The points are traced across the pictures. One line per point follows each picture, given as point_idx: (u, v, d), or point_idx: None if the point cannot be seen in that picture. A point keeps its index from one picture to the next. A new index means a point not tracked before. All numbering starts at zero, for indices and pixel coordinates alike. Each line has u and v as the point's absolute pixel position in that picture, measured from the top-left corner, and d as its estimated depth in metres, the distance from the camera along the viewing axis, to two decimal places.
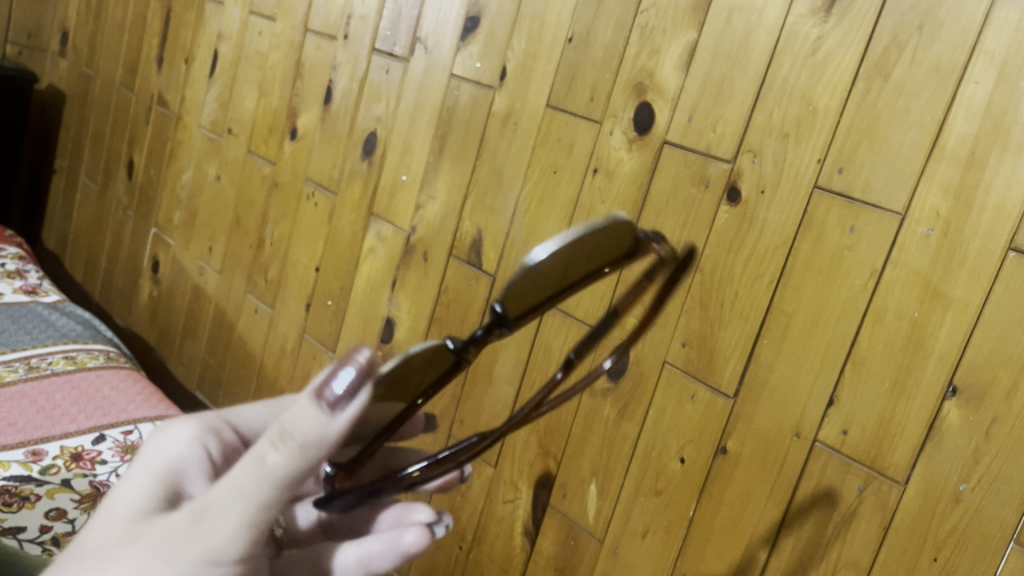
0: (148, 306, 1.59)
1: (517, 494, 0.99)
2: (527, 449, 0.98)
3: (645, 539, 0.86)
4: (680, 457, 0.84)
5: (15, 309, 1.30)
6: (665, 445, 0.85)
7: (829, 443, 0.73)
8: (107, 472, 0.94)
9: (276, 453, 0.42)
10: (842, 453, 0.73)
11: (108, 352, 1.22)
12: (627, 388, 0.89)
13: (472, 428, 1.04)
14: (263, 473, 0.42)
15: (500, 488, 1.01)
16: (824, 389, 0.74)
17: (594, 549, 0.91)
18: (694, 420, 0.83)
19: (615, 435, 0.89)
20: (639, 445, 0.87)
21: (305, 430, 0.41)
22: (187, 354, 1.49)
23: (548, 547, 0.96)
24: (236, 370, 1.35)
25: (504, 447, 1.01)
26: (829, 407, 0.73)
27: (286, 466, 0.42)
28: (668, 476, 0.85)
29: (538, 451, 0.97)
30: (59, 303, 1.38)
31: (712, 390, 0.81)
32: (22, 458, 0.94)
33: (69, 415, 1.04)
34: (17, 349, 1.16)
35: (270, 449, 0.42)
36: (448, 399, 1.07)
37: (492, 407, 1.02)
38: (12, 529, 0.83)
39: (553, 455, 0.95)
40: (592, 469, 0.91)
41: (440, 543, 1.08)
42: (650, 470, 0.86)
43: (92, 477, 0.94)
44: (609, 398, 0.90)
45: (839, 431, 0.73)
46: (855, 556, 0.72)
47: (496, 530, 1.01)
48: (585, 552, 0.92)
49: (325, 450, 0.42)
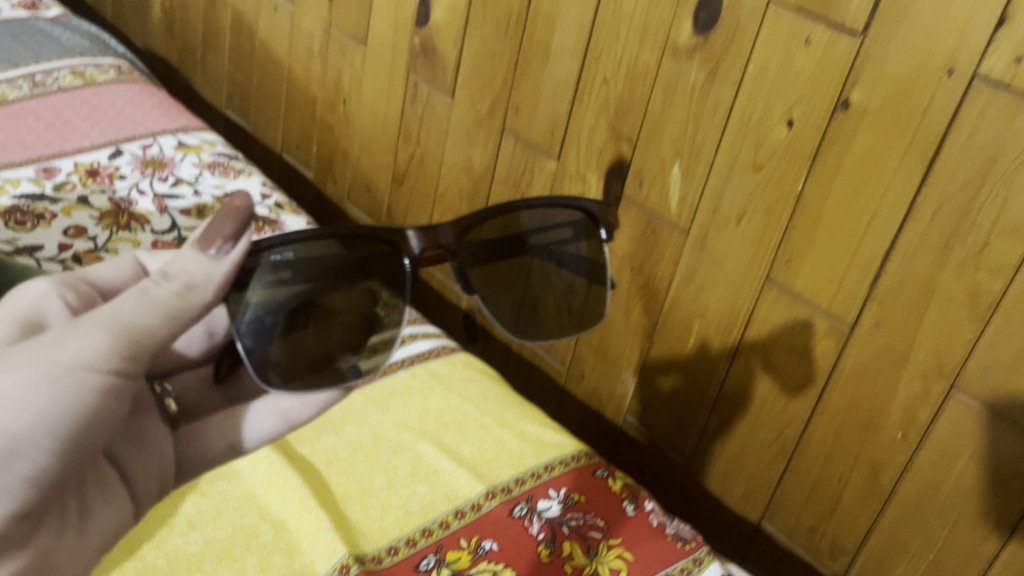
0: (163, 20, 1.41)
1: (584, 187, 0.85)
2: (594, 134, 0.82)
3: (741, 224, 0.73)
4: (786, 121, 0.67)
5: (13, 26, 1.20)
6: (768, 107, 0.68)
7: (994, 78, 0.56)
8: (126, 189, 0.92)
9: (159, 287, 0.39)
10: (1011, 90, 0.55)
11: (118, 67, 1.15)
12: (719, 42, 0.70)
13: (529, 116, 0.88)
14: (144, 303, 0.38)
15: (564, 183, 0.87)
16: (992, 5, 0.55)
17: (677, 242, 0.78)
18: (806, 73, 0.65)
19: (703, 103, 0.72)
20: (734, 111, 0.70)
21: (194, 270, 0.40)
22: (211, 67, 1.33)
23: (623, 244, 0.83)
24: (269, 79, 1.21)
25: (567, 135, 0.85)
26: (998, 28, 0.55)
27: (159, 304, 0.39)
28: (772, 146, 0.69)
29: (608, 134, 0.81)
30: (61, 17, 1.26)
31: (833, 29, 0.63)
32: (33, 175, 0.91)
33: (80, 131, 1.00)
34: (18, 65, 1.09)
35: (182, 313, 0.39)
36: (499, 85, 0.89)
37: (552, 89, 0.84)
38: (28, 250, 0.82)
39: (627, 138, 0.80)
40: (674, 148, 0.76)
41: None
42: (747, 141, 0.70)
43: (112, 194, 0.92)
44: (695, 59, 0.72)
45: (1011, 60, 0.55)
46: (1018, 220, 0.57)
47: None
48: (666, 246, 0.79)
49: (199, 309, 0.40)
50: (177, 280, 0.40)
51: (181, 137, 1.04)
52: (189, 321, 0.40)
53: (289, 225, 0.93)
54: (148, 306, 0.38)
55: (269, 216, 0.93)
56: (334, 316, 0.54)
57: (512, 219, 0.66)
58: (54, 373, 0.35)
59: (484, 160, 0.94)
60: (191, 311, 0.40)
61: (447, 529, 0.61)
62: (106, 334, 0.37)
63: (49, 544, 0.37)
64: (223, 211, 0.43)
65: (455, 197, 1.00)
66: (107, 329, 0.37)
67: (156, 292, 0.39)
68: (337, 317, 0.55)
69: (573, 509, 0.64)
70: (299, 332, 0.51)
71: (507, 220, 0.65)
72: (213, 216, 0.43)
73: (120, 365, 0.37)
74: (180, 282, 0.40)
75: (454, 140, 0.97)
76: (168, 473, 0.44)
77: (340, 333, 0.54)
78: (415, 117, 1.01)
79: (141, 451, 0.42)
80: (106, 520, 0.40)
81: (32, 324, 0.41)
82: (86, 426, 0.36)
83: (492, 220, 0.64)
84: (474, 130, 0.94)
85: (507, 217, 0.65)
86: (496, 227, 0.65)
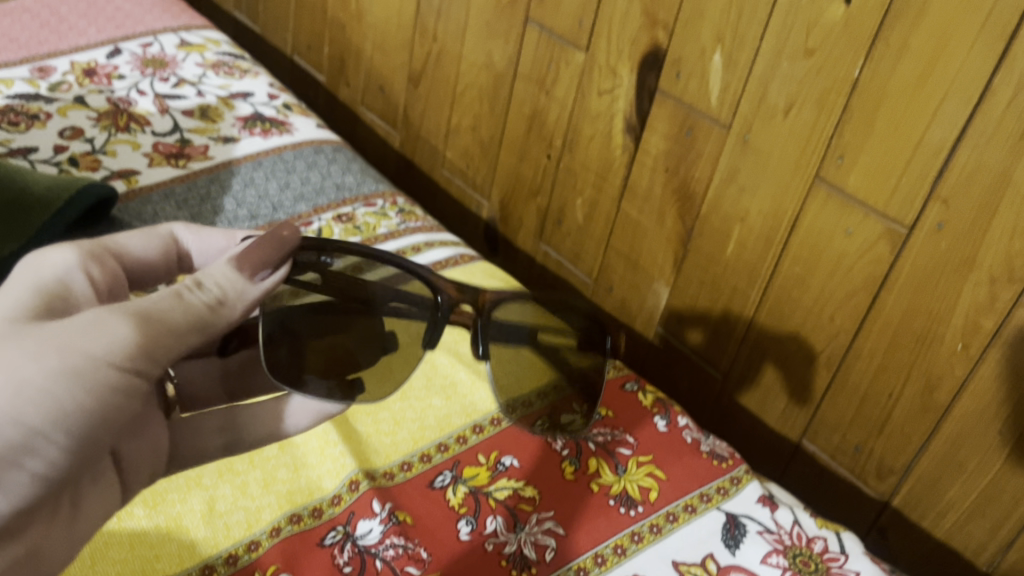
0: None
1: (615, 82, 0.78)
2: (626, 20, 0.75)
3: (789, 117, 0.66)
4: None
5: None
6: None
7: None
8: (125, 89, 0.86)
9: (193, 290, 0.40)
10: None
11: None
12: None
13: (555, 4, 0.80)
14: (179, 307, 0.39)
15: (594, 78, 0.80)
16: None
17: (717, 139, 0.71)
18: None
19: None
20: None
21: (227, 284, 0.41)
22: None
23: (658, 144, 0.76)
24: None
25: (596, 23, 0.77)
26: None
27: (190, 312, 0.39)
28: (826, 26, 0.61)
29: (642, 21, 0.73)
30: None
31: None
32: (27, 75, 0.86)
33: (77, 29, 0.94)
34: None
35: (206, 323, 0.39)
36: None
37: None
38: (22, 152, 0.77)
39: (663, 24, 0.72)
40: (715, 34, 0.68)
41: (525, 155, 0.90)
42: (799, 21, 0.63)
43: (110, 94, 0.86)
44: None
45: None
46: None
47: (592, 130, 0.82)
48: (705, 144, 0.72)
49: (227, 321, 0.40)
50: (212, 292, 0.40)
51: (183, 35, 0.97)
52: (210, 330, 0.40)
53: (299, 127, 0.88)
54: (175, 311, 0.38)
55: (276, 117, 0.88)
56: (371, 341, 0.49)
57: (512, 314, 0.53)
58: (75, 369, 0.35)
59: (506, 55, 0.87)
60: (215, 323, 0.40)
61: (464, 445, 0.57)
62: (133, 330, 0.37)
63: (41, 532, 0.38)
64: (269, 238, 0.43)
65: (475, 97, 0.93)
66: (133, 323, 0.37)
67: (187, 297, 0.39)
68: (373, 344, 0.49)
69: (600, 425, 0.59)
70: (322, 343, 0.47)
71: (508, 320, 0.53)
72: (256, 241, 0.43)
73: (138, 370, 0.37)
74: (213, 292, 0.40)
75: (474, 35, 0.89)
76: (159, 458, 0.46)
77: (369, 358, 0.49)
78: (432, 10, 0.93)
79: (137, 440, 0.44)
80: (94, 508, 0.42)
81: (52, 293, 0.40)
82: (98, 425, 0.36)
83: (505, 308, 0.53)
84: (495, 23, 0.87)
85: (511, 312, 0.53)
86: (491, 328, 0.52)
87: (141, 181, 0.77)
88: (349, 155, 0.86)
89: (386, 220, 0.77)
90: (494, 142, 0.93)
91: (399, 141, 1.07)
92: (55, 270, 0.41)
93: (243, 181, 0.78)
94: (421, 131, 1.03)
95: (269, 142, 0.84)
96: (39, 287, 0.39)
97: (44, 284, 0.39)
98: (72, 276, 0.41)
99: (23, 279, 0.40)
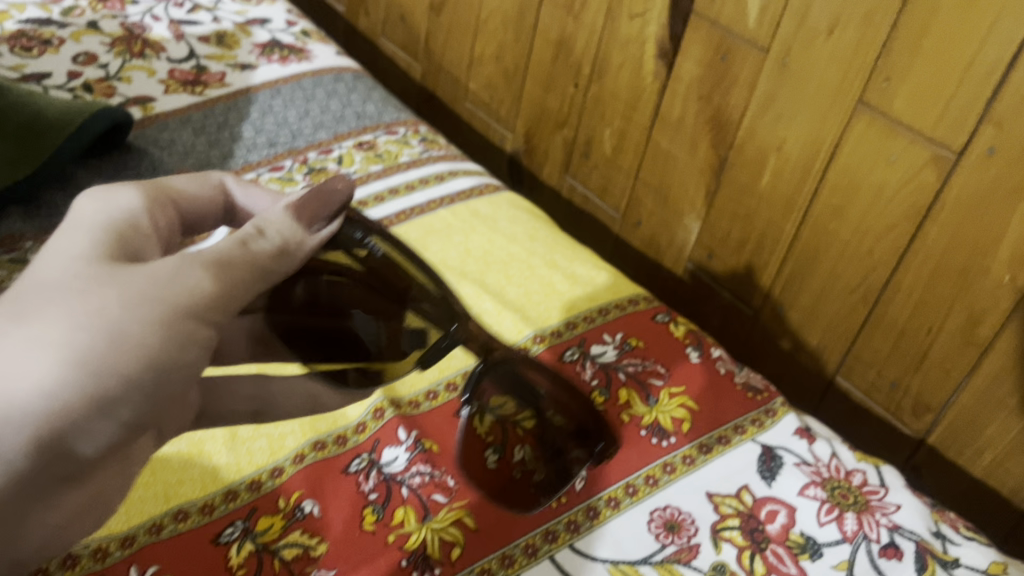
0: None
1: (647, 6, 0.74)
2: None
3: (831, 38, 0.62)
4: None
5: None
6: None
7: None
8: (139, 14, 0.84)
9: (260, 238, 0.36)
10: None
11: None
12: None
13: None
14: (251, 260, 0.35)
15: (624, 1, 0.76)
16: None
17: (753, 64, 0.68)
18: None
19: None
20: None
21: (291, 233, 0.37)
22: None
23: (691, 70, 0.73)
24: None
25: None
26: None
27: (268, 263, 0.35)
28: None
29: None
30: None
31: None
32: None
33: None
34: None
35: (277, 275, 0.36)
36: None
37: None
38: (36, 77, 0.75)
39: None
40: None
41: (552, 85, 0.87)
42: None
43: (124, 20, 0.83)
44: None
45: None
46: None
47: (622, 57, 0.79)
48: (741, 70, 0.69)
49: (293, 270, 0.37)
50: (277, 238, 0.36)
51: None
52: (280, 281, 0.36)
53: (318, 55, 0.85)
54: (247, 262, 0.35)
55: (294, 44, 0.85)
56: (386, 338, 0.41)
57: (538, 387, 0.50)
58: (167, 320, 0.32)
59: None
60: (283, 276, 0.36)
61: None
62: (213, 283, 0.34)
63: (95, 487, 0.35)
64: (321, 190, 0.39)
65: (499, 25, 0.90)
66: (211, 275, 0.34)
67: (257, 248, 0.36)
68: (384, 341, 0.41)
69: (631, 355, 0.58)
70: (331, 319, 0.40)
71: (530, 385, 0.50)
72: (305, 193, 0.39)
73: (214, 324, 0.34)
74: (282, 244, 0.36)
75: None
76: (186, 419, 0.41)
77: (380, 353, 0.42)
78: None
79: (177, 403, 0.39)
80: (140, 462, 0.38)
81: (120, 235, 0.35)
82: (177, 383, 0.33)
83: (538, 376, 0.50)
84: None
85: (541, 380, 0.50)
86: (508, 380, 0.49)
87: (158, 108, 0.74)
88: (369, 84, 0.83)
89: (409, 148, 0.75)
90: (519, 72, 0.90)
91: (419, 73, 1.04)
92: (122, 213, 0.36)
93: (260, 110, 0.76)
94: (443, 62, 1.00)
95: (288, 70, 0.81)
96: (103, 229, 0.35)
97: (112, 228, 0.35)
98: (139, 222, 0.36)
99: (89, 219, 0.35)
